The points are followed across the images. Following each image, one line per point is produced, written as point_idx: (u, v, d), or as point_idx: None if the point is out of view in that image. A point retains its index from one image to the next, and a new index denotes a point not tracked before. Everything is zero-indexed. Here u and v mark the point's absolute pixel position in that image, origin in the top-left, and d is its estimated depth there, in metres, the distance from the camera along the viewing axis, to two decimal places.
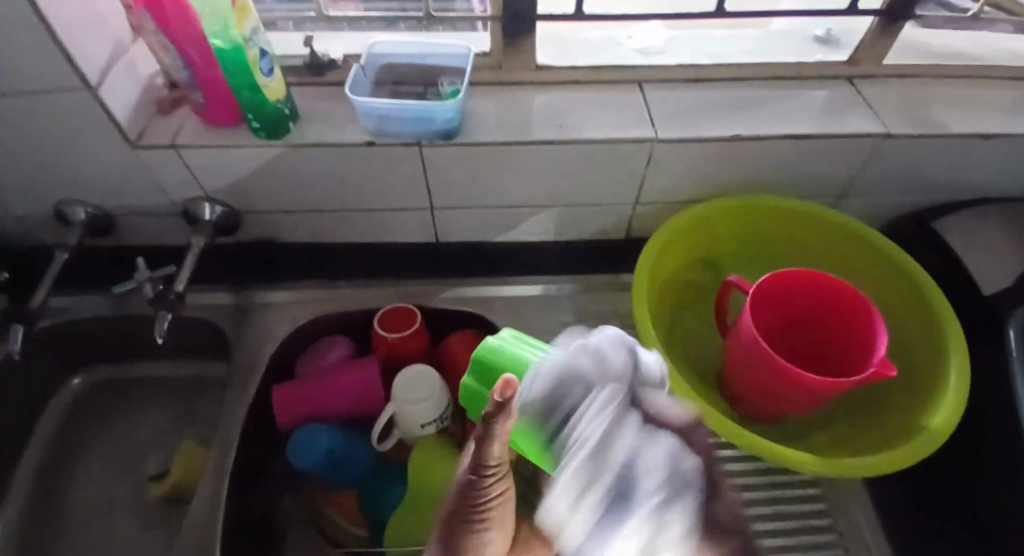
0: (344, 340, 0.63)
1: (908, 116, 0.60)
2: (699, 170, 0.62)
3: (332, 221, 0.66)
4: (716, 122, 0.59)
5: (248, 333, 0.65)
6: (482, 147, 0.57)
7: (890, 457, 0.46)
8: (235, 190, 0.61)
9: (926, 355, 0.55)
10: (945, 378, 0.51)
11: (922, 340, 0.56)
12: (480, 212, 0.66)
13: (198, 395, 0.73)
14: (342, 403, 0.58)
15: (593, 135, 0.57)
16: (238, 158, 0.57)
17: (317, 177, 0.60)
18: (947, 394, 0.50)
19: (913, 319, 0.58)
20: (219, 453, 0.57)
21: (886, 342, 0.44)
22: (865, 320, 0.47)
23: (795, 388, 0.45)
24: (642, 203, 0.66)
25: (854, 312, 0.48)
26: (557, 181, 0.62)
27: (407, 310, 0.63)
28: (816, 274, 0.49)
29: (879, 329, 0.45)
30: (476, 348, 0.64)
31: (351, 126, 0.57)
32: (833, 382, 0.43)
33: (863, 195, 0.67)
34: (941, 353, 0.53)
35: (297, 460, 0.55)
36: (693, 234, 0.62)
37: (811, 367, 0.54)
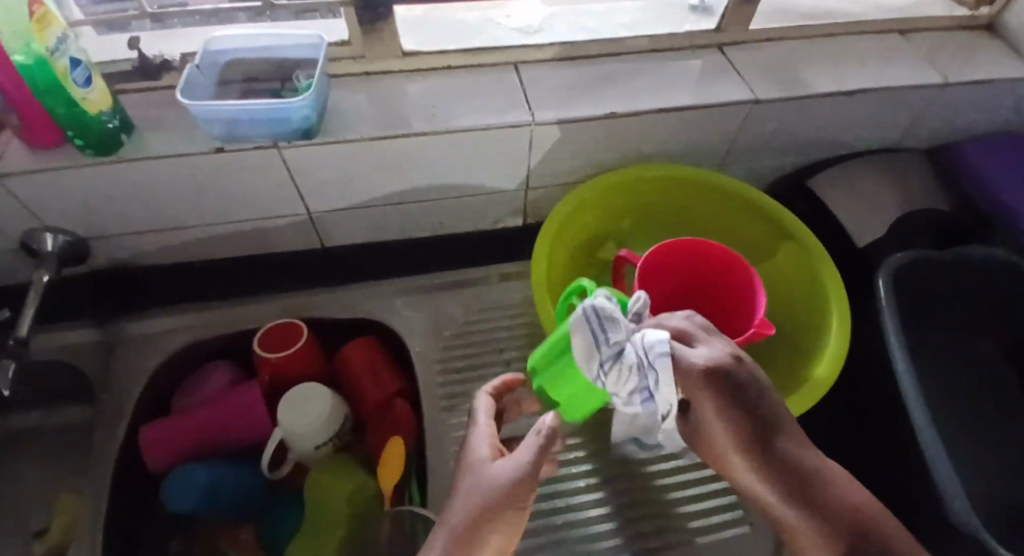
0: (225, 364, 0.58)
1: (775, 80, 0.61)
2: (583, 150, 0.60)
3: (200, 238, 0.61)
4: (592, 100, 0.58)
5: (118, 368, 0.59)
6: (348, 143, 0.53)
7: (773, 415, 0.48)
8: (77, 216, 0.55)
9: (813, 314, 0.57)
10: (830, 335, 0.54)
11: (809, 298, 0.58)
12: (365, 212, 0.63)
13: (79, 440, 0.66)
14: (227, 434, 0.54)
15: (468, 122, 0.55)
16: (71, 180, 0.51)
17: (171, 192, 0.54)
18: (827, 352, 0.52)
19: (796, 283, 0.60)
20: (91, 507, 0.51)
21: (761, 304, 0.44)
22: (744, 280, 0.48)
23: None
24: (533, 186, 0.64)
25: (739, 279, 0.49)
26: (439, 173, 0.59)
27: (290, 324, 0.59)
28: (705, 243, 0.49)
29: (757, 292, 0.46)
30: (375, 357, 0.60)
31: (199, 132, 0.52)
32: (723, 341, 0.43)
33: (747, 159, 0.68)
34: (822, 309, 0.56)
35: (178, 504, 0.51)
36: (581, 215, 0.61)
37: None
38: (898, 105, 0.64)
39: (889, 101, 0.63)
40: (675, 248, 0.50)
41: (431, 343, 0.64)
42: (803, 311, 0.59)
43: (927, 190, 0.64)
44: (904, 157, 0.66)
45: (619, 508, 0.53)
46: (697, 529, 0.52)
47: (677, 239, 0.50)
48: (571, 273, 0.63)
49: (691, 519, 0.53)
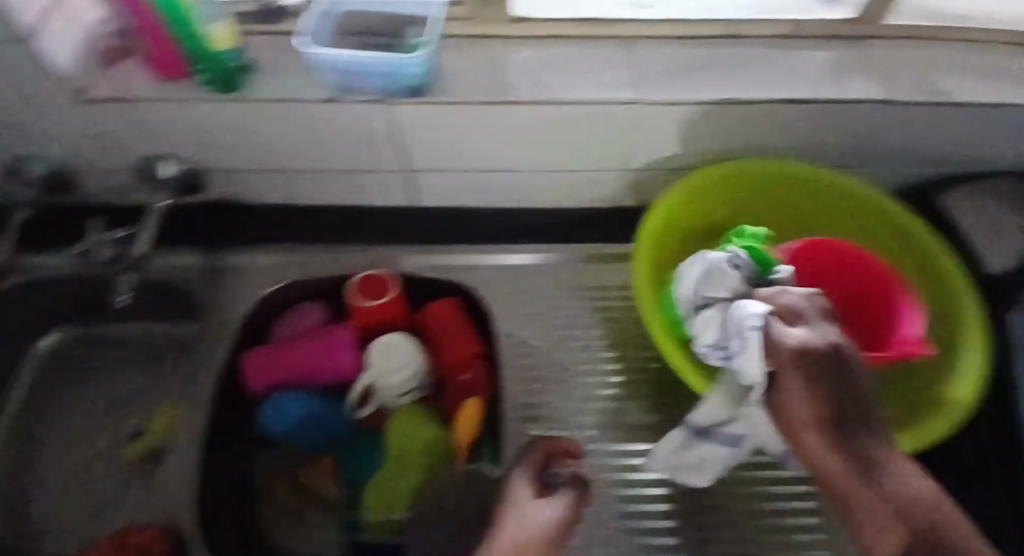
0: (319, 305, 0.62)
1: (914, 81, 0.56)
2: (688, 135, 0.58)
3: (298, 182, 0.63)
4: (707, 83, 0.55)
5: (218, 296, 0.63)
6: (454, 104, 0.53)
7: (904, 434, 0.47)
8: (196, 148, 0.58)
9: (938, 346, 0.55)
10: (959, 368, 0.52)
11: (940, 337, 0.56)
12: (457, 174, 0.63)
13: (177, 357, 0.71)
14: (317, 372, 0.57)
15: (576, 94, 0.53)
16: (192, 114, 0.53)
17: (281, 135, 0.56)
18: (956, 387, 0.50)
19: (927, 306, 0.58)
20: (190, 420, 0.56)
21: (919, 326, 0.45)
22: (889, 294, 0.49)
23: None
24: (633, 167, 0.62)
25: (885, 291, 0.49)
26: (537, 144, 0.59)
27: (382, 276, 0.61)
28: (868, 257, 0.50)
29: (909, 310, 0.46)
30: (454, 316, 0.62)
31: (312, 79, 0.53)
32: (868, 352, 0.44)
33: (861, 164, 0.64)
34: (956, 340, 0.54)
35: (270, 425, 0.56)
36: (681, 205, 0.59)
37: None
38: None
39: None
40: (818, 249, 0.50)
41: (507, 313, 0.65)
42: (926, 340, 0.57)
43: None
44: None
45: (682, 503, 0.53)
46: (766, 536, 0.51)
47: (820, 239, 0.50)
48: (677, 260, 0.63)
49: (761, 525, 0.52)
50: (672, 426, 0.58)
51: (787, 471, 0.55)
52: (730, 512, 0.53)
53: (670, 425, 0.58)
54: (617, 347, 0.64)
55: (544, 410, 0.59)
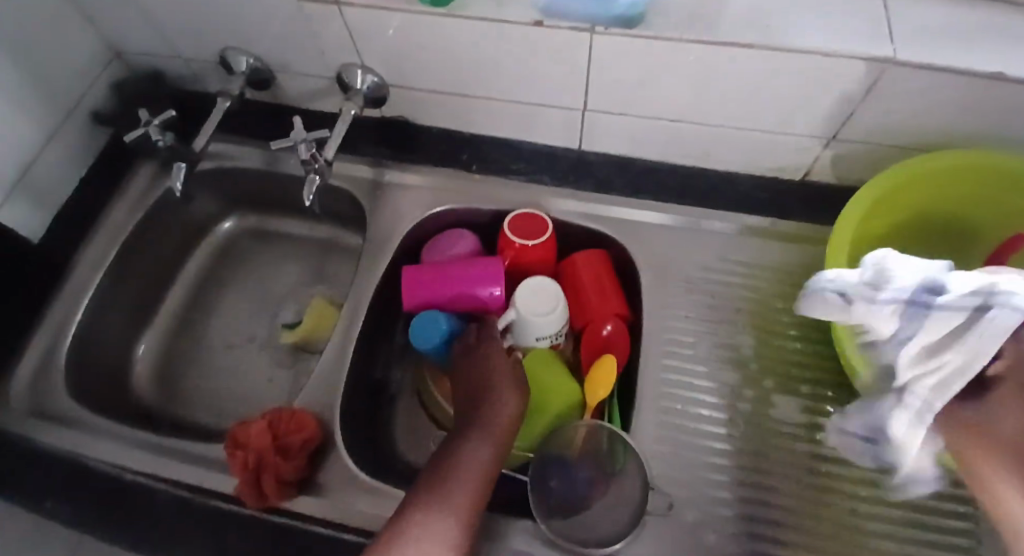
0: (470, 235, 0.62)
1: None
2: (929, 111, 0.49)
3: (474, 107, 0.62)
4: (975, 49, 0.46)
5: (381, 210, 0.65)
6: (663, 43, 0.48)
7: None
8: (386, 61, 0.59)
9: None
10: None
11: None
12: (637, 121, 0.59)
13: (330, 259, 0.77)
14: (461, 301, 0.57)
15: (809, 43, 0.46)
16: (396, 24, 0.53)
17: (470, 56, 0.55)
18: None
19: None
20: (347, 323, 0.59)
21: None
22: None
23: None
24: (839, 139, 0.55)
25: None
26: (737, 99, 0.53)
27: (540, 217, 0.60)
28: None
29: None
30: (602, 271, 0.60)
31: (520, 1, 0.50)
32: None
33: None
34: None
35: (420, 343, 0.56)
36: (898, 191, 0.51)
37: None
38: None
39: None
40: None
41: (659, 276, 0.62)
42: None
43: None
44: None
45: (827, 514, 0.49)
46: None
47: None
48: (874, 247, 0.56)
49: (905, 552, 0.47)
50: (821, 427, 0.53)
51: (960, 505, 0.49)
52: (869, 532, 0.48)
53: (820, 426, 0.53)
54: (771, 334, 0.58)
55: (679, 383, 0.56)
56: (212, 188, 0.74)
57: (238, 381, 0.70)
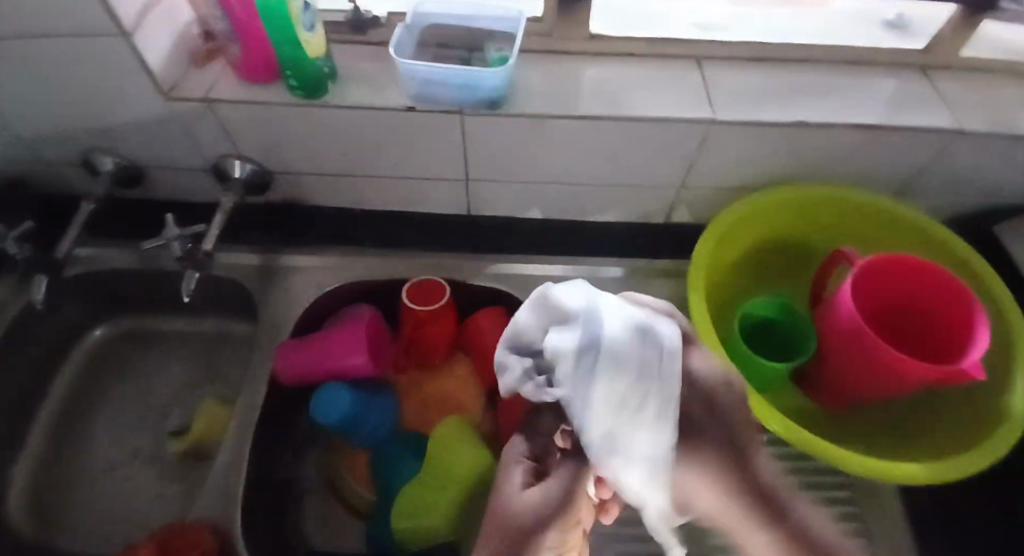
0: (369, 307, 0.60)
1: (983, 113, 0.55)
2: (753, 158, 0.58)
3: (360, 187, 0.64)
4: (776, 106, 0.55)
5: (273, 296, 0.64)
6: (524, 119, 0.54)
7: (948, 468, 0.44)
8: (266, 150, 0.59)
9: (994, 370, 0.51)
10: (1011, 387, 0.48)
11: (990, 363, 0.52)
12: (516, 186, 0.64)
13: (222, 353, 0.72)
14: (348, 366, 0.56)
15: (646, 111, 0.54)
16: (271, 117, 0.55)
17: (350, 140, 0.57)
18: (1009, 405, 0.47)
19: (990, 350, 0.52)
20: (242, 419, 0.56)
21: (987, 340, 0.41)
22: (965, 316, 0.44)
23: (891, 372, 0.43)
24: (689, 187, 0.63)
25: (963, 312, 0.44)
26: (598, 161, 0.60)
27: (439, 284, 0.61)
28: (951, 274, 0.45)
29: (982, 327, 0.42)
30: (504, 331, 0.62)
31: (391, 89, 0.54)
32: (937, 370, 0.41)
33: (918, 193, 0.63)
34: (1007, 370, 0.49)
35: (321, 418, 0.54)
36: (742, 225, 0.59)
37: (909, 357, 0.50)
38: None
39: None
40: (900, 264, 0.47)
41: None
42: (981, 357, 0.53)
43: None
44: None
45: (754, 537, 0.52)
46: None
47: (895, 254, 0.46)
48: (732, 277, 0.63)
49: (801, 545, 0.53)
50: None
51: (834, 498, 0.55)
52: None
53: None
54: None
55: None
56: (85, 293, 0.69)
57: (122, 504, 0.63)
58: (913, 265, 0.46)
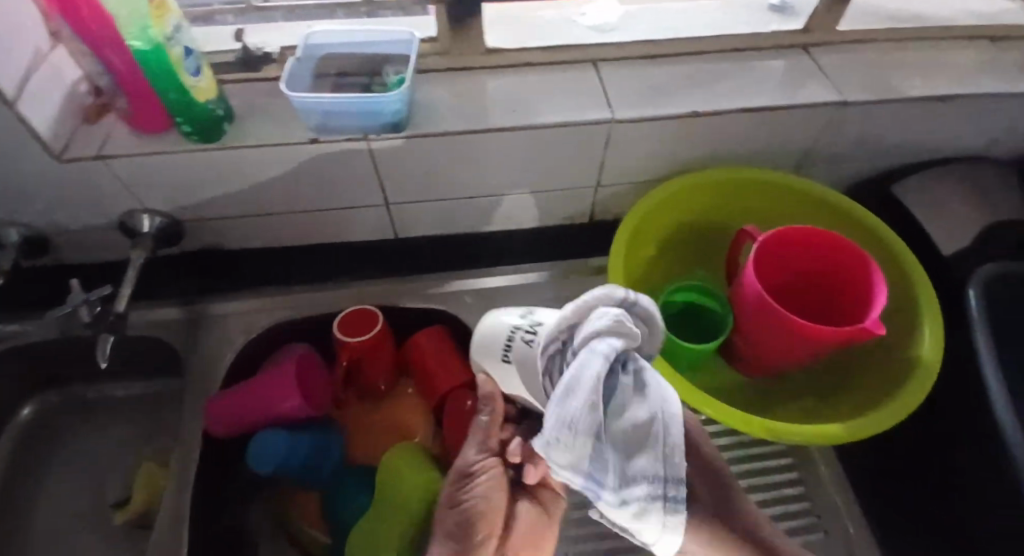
0: (305, 346, 0.59)
1: (864, 82, 0.59)
2: (660, 151, 0.60)
3: (279, 225, 0.63)
4: (673, 99, 0.57)
5: (202, 345, 0.62)
6: (431, 138, 0.54)
7: (866, 424, 0.46)
8: (173, 200, 0.58)
9: (902, 321, 0.53)
10: (918, 337, 0.50)
11: (898, 316, 0.54)
12: (438, 204, 0.64)
13: (162, 412, 0.69)
14: (281, 409, 0.54)
15: (550, 118, 0.55)
16: (173, 165, 0.53)
17: (259, 179, 0.56)
18: (918, 352, 0.49)
19: (895, 302, 0.55)
20: (181, 479, 0.53)
21: (885, 298, 0.43)
22: (864, 276, 0.47)
23: (803, 338, 0.45)
24: (605, 184, 0.64)
25: (861, 273, 0.47)
26: (513, 170, 0.60)
27: (369, 310, 0.59)
28: (846, 240, 0.48)
29: (880, 285, 0.44)
30: (444, 344, 0.61)
31: (291, 122, 0.54)
32: (843, 331, 0.43)
33: (817, 163, 0.66)
34: (913, 319, 0.52)
35: (258, 468, 0.52)
36: (657, 215, 0.61)
37: (826, 320, 0.53)
38: (986, 111, 0.60)
39: (978, 110, 0.60)
40: (799, 235, 0.49)
41: None
42: (892, 308, 0.55)
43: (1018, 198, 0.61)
44: (986, 166, 0.63)
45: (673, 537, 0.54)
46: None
47: (789, 227, 0.49)
48: (656, 264, 0.65)
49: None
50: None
51: (772, 461, 0.57)
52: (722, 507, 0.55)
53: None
54: None
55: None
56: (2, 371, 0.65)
57: None
58: (811, 235, 0.49)
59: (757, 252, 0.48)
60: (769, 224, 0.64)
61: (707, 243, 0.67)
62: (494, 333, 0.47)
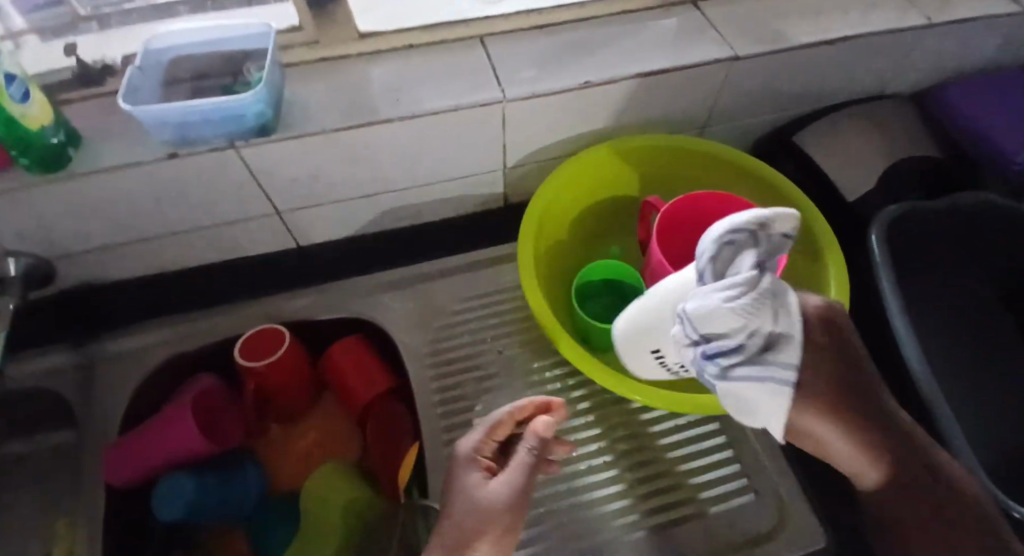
0: (208, 375, 0.55)
1: (755, 32, 0.57)
2: (558, 125, 0.58)
3: (163, 249, 0.58)
4: (565, 71, 0.55)
5: (99, 389, 0.58)
6: (306, 139, 0.50)
7: None
8: (34, 239, 0.52)
9: (810, 273, 0.54)
10: (828, 289, 0.51)
11: (807, 269, 0.55)
12: (336, 207, 0.60)
13: None
14: (182, 451, 0.50)
15: (434, 104, 0.52)
16: (18, 201, 0.47)
17: (124, 202, 0.51)
18: None
19: (802, 257, 0.55)
20: (88, 538, 0.49)
21: (785, 255, 0.43)
22: None
23: None
24: (512, 165, 0.62)
25: None
26: (409, 162, 0.57)
27: (272, 329, 0.55)
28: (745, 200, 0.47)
29: None
30: (362, 356, 0.58)
31: (147, 139, 0.49)
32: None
33: (723, 120, 0.65)
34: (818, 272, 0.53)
35: (166, 515, 0.49)
36: (565, 192, 0.58)
37: None
38: (878, 52, 0.60)
39: (871, 50, 0.59)
40: (697, 202, 0.48)
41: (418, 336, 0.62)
42: (800, 260, 0.56)
43: (916, 136, 0.61)
44: (884, 106, 0.63)
45: (637, 499, 0.52)
46: (709, 524, 0.51)
47: (688, 195, 0.48)
48: (570, 243, 0.63)
49: (708, 504, 0.52)
50: (622, 431, 0.56)
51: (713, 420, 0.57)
52: (693, 469, 0.53)
53: (616, 428, 0.56)
54: (531, 344, 0.61)
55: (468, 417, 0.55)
56: None
57: None
58: (710, 199, 0.48)
59: (660, 224, 0.48)
60: (677, 188, 0.63)
61: (620, 213, 0.65)
62: (630, 347, 0.45)
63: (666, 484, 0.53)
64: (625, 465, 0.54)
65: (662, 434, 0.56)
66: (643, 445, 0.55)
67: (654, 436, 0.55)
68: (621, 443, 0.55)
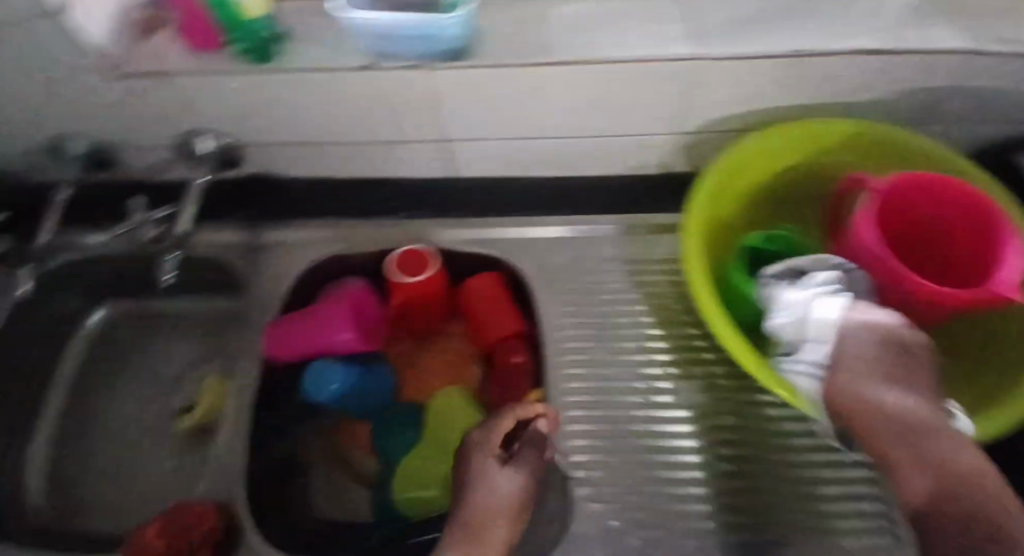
0: (362, 281, 0.59)
1: (1012, 23, 0.49)
2: (748, 96, 0.53)
3: (332, 155, 0.61)
4: (773, 35, 0.50)
5: (260, 273, 0.63)
6: (493, 69, 0.49)
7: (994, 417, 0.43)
8: (229, 123, 0.56)
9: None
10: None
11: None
12: (498, 144, 0.60)
13: (220, 331, 0.71)
14: (334, 343, 0.55)
15: (626, 51, 0.49)
16: (227, 86, 0.51)
17: (313, 104, 0.54)
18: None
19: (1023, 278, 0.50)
20: (240, 401, 0.56)
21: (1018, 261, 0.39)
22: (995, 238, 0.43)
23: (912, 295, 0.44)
24: (686, 131, 0.58)
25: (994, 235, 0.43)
26: (582, 110, 0.55)
27: (423, 250, 0.58)
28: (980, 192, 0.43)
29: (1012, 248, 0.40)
30: (498, 293, 0.60)
31: (346, 45, 0.50)
32: (966, 294, 0.40)
33: (936, 121, 0.56)
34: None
35: (313, 396, 0.54)
36: (741, 169, 0.54)
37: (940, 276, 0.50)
38: None
39: None
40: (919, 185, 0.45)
41: (551, 287, 0.62)
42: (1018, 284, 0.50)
43: None
44: None
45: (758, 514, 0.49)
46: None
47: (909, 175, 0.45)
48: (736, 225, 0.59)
49: (843, 541, 0.47)
50: (749, 440, 0.53)
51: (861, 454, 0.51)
52: (829, 501, 0.49)
53: (739, 424, 0.54)
54: (668, 325, 0.60)
55: (591, 372, 0.57)
56: (76, 285, 0.69)
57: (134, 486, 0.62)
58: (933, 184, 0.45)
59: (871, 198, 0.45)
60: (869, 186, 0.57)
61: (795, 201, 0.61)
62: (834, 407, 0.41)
63: (794, 509, 0.49)
64: (742, 470, 0.51)
65: (796, 451, 0.52)
66: (767, 449, 0.52)
67: (788, 452, 0.52)
68: (745, 452, 0.52)
